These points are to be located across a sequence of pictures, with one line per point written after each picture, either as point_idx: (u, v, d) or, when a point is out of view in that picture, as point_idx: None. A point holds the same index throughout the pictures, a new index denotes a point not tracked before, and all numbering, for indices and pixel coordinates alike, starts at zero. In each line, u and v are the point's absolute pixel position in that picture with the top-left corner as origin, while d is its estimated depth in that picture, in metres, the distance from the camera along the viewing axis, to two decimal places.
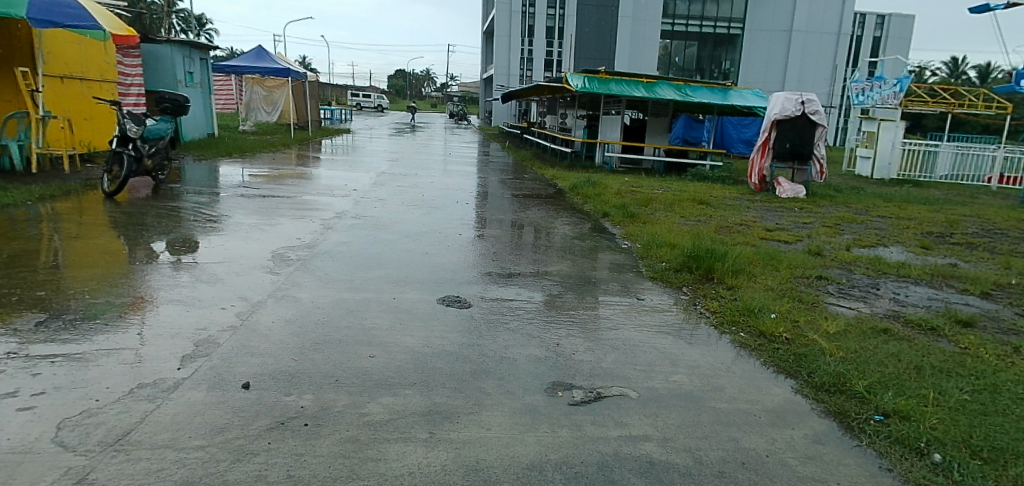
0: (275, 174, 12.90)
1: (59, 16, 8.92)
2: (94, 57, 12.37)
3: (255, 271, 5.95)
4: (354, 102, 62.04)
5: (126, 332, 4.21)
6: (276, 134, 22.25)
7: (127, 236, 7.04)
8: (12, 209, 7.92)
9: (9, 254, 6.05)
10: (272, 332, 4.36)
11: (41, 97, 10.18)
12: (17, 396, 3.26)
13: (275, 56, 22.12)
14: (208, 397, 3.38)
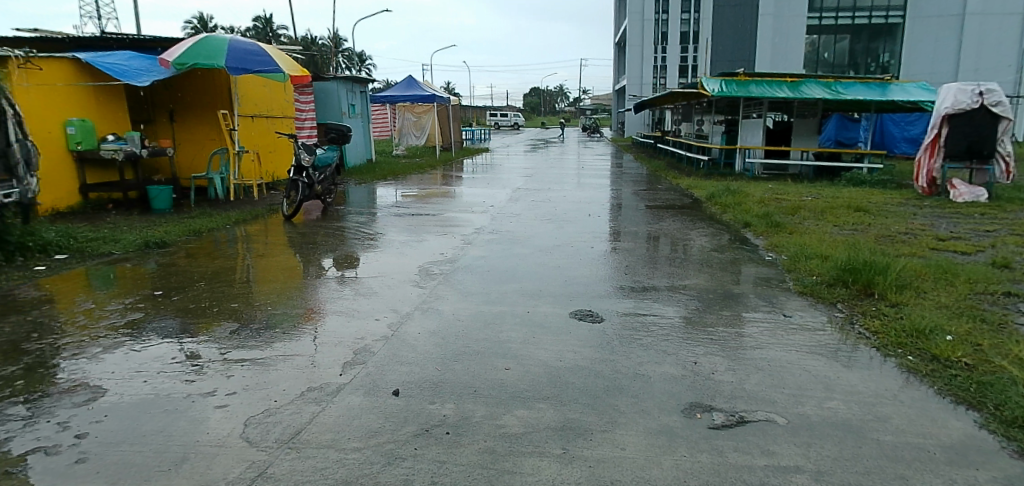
0: (422, 193, 13.64)
1: (251, 63, 10.19)
2: (277, 97, 13.94)
3: (404, 284, 6.30)
4: (491, 121, 64.12)
5: (300, 340, 4.62)
6: (421, 156, 23.63)
7: (302, 254, 7.79)
8: (216, 232, 9.03)
9: (213, 270, 6.91)
10: (418, 342, 4.57)
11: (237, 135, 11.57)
12: (215, 396, 3.66)
13: (423, 83, 23.54)
14: (364, 402, 3.59)
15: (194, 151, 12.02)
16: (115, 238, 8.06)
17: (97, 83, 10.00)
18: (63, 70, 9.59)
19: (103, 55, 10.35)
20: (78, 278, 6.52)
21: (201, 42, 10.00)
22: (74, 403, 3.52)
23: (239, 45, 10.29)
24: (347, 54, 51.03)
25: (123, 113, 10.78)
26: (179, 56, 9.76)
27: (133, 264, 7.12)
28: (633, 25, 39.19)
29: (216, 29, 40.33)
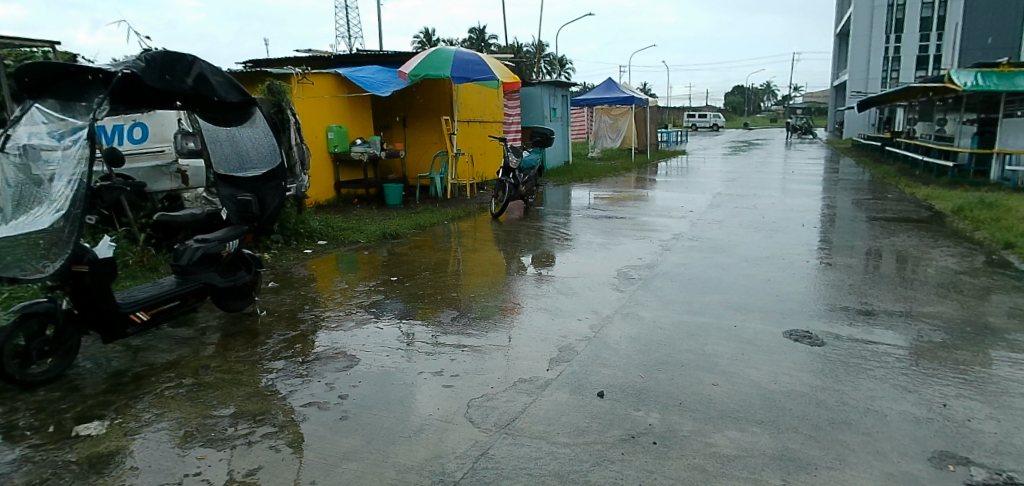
0: (618, 196, 13.65)
1: (472, 72, 11.00)
2: (489, 103, 14.87)
3: (604, 287, 6.36)
4: (688, 122, 61.61)
5: (509, 332, 4.91)
6: (618, 158, 23.57)
7: (506, 250, 8.25)
8: (435, 227, 9.91)
9: (431, 261, 7.62)
10: (620, 347, 4.59)
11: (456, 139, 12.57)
12: (441, 375, 4.03)
13: (623, 86, 23.43)
14: (571, 399, 3.71)
15: (420, 153, 13.30)
16: (360, 229, 9.21)
17: (351, 94, 11.52)
18: (328, 83, 11.21)
19: (355, 69, 11.89)
20: (328, 262, 7.55)
21: (431, 54, 11.03)
22: (337, 368, 4.11)
23: (462, 56, 11.18)
24: (549, 59, 52.40)
25: (367, 119, 12.28)
26: (414, 67, 10.85)
27: (369, 252, 8.09)
28: (859, 13, 35.52)
29: (436, 40, 43.89)
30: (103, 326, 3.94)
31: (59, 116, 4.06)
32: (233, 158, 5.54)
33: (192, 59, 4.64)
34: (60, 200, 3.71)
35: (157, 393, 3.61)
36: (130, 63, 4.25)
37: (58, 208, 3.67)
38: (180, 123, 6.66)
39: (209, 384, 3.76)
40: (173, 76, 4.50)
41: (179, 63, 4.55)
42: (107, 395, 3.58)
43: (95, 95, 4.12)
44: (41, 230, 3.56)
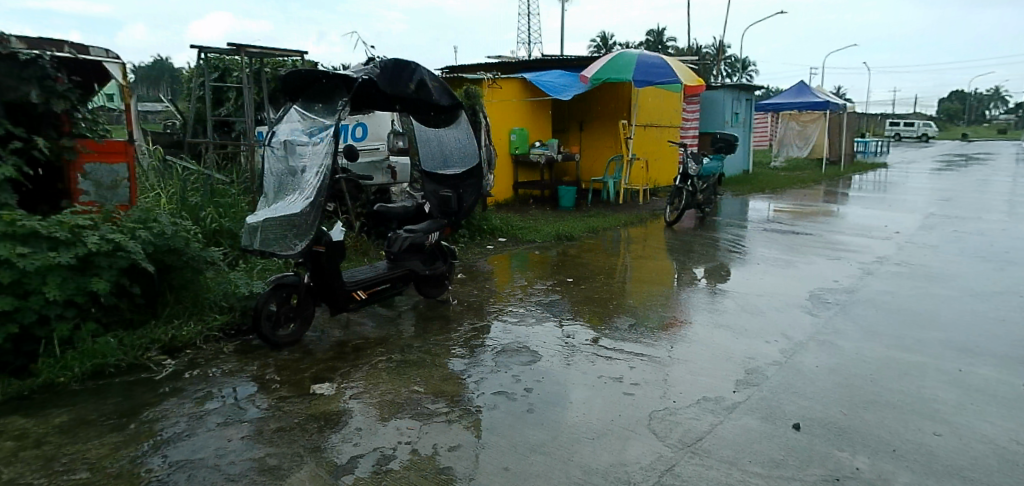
0: (804, 210, 12.63)
1: (654, 75, 10.79)
2: (667, 106, 14.49)
3: (795, 309, 5.91)
4: (893, 132, 55.04)
5: (690, 346, 4.76)
6: (806, 169, 21.74)
7: (680, 260, 8.01)
8: (605, 231, 9.90)
9: (603, 265, 7.63)
10: (817, 377, 4.24)
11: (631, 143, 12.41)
12: (621, 382, 4.02)
13: (817, 90, 21.54)
14: (763, 427, 3.49)
15: (595, 157, 13.34)
16: (536, 229, 9.49)
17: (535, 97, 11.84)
18: (514, 88, 11.64)
19: (539, 73, 12.20)
20: (504, 259, 7.87)
21: (615, 57, 10.98)
22: (521, 362, 4.28)
23: (645, 59, 11.03)
24: (733, 61, 49.81)
25: (546, 122, 12.58)
26: (596, 71, 10.90)
27: (539, 252, 8.29)
28: None
29: (612, 44, 43.36)
30: (331, 299, 4.54)
31: (309, 117, 4.75)
32: (438, 157, 5.88)
33: (415, 65, 5.08)
34: (310, 189, 4.30)
35: (372, 365, 4.05)
36: (367, 70, 4.78)
37: (307, 196, 4.26)
38: (392, 124, 7.39)
39: (411, 362, 4.12)
40: (399, 81, 4.97)
41: (405, 70, 5.01)
42: (333, 361, 4.09)
43: (339, 99, 4.73)
44: (295, 214, 4.16)
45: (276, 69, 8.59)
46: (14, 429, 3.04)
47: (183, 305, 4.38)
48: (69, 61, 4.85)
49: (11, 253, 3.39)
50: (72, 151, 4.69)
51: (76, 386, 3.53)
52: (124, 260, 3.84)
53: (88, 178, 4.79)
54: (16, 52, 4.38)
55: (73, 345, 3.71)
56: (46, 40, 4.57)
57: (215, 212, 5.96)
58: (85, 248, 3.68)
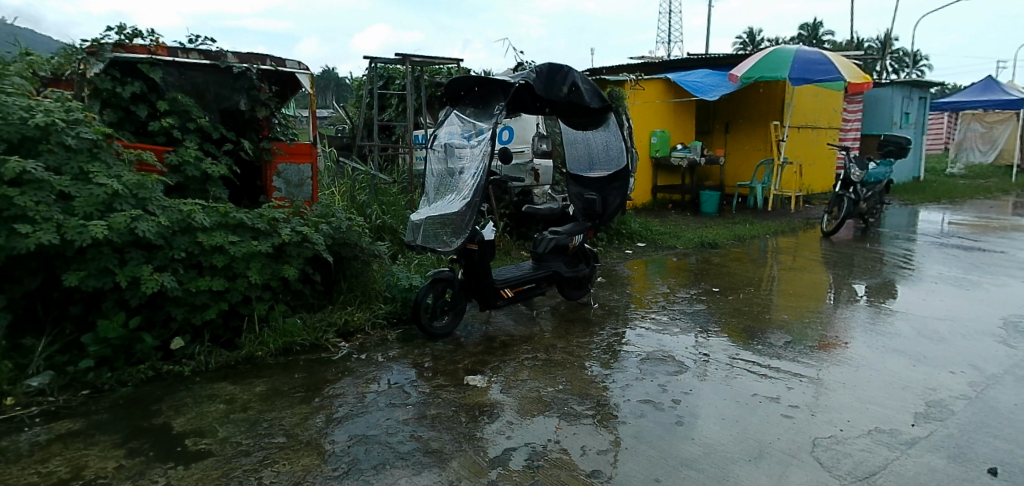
0: (991, 224, 11.17)
1: (813, 73, 10.06)
2: (826, 106, 13.44)
3: (984, 337, 5.25)
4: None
5: (856, 370, 4.40)
6: (993, 177, 19.18)
7: (838, 274, 7.42)
8: (753, 239, 9.40)
9: (750, 275, 7.26)
10: (1017, 418, 3.74)
11: (784, 146, 11.64)
12: (780, 403, 3.81)
13: (1010, 87, 18.94)
14: (951, 468, 3.14)
15: (742, 160, 12.70)
16: (679, 235, 9.22)
17: (680, 98, 11.51)
18: (658, 89, 11.43)
19: (685, 73, 11.85)
20: (642, 264, 7.73)
21: (769, 54, 10.38)
22: (669, 372, 4.21)
23: (804, 55, 10.32)
24: (903, 56, 45.19)
25: (691, 124, 12.18)
26: (748, 69, 10.31)
27: (678, 258, 8.07)
28: None
29: (761, 40, 41.11)
30: (481, 295, 4.75)
31: (469, 120, 4.99)
32: (584, 159, 5.85)
33: (568, 69, 5.16)
34: (467, 189, 4.54)
35: (519, 361, 4.19)
36: (523, 74, 4.95)
37: (465, 196, 4.50)
38: (537, 128, 7.44)
39: (557, 362, 4.20)
40: (552, 85, 5.08)
41: (558, 73, 5.11)
42: (483, 355, 4.28)
43: (496, 104, 4.96)
44: (454, 213, 4.41)
45: (433, 76, 9.11)
46: (225, 394, 3.51)
47: (354, 294, 4.79)
48: (269, 72, 5.41)
49: (224, 241, 3.93)
50: (269, 153, 5.35)
51: (270, 361, 4.01)
52: (310, 250, 4.29)
53: (281, 177, 5.42)
54: (230, 66, 5.13)
55: (268, 324, 4.18)
56: (252, 55, 5.25)
57: (379, 210, 6.46)
58: (280, 238, 4.18)
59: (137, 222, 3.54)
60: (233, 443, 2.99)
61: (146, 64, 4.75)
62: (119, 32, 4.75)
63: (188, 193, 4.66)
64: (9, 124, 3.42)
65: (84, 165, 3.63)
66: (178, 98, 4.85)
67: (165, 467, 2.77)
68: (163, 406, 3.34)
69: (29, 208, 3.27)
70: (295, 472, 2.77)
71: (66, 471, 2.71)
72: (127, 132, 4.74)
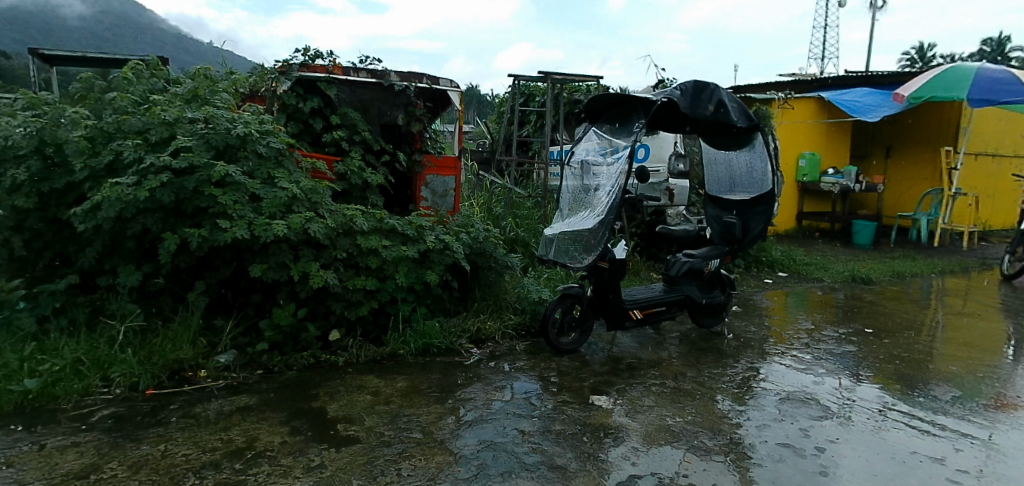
0: None
1: (998, 93, 8.97)
2: (1012, 131, 11.93)
3: None
4: None
5: None
6: None
7: (1017, 324, 6.54)
8: (914, 277, 8.54)
9: (909, 317, 6.61)
10: None
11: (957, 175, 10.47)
12: (945, 466, 3.41)
13: None
14: None
15: (904, 189, 11.59)
16: (826, 267, 8.61)
17: (834, 119, 10.75)
18: (809, 109, 10.77)
19: (841, 92, 11.04)
20: (782, 295, 7.30)
21: (943, 72, 9.41)
22: (812, 416, 3.92)
23: (986, 73, 9.25)
24: None
25: (845, 147, 11.32)
26: (915, 88, 9.39)
27: (823, 292, 7.53)
28: None
29: (932, 57, 37.43)
30: (609, 315, 4.74)
31: (607, 137, 4.93)
32: (725, 180, 5.61)
33: (715, 87, 4.94)
34: (601, 207, 4.55)
35: (646, 386, 4.13)
36: (666, 92, 4.76)
37: (599, 214, 4.52)
38: (675, 146, 7.14)
39: (687, 391, 4.09)
40: (697, 102, 4.86)
41: (705, 91, 4.89)
42: (610, 375, 4.27)
43: (636, 121, 4.78)
44: (586, 229, 4.47)
45: (573, 93, 9.25)
46: (372, 386, 3.79)
47: (487, 302, 4.98)
48: (425, 90, 5.83)
49: (378, 244, 4.26)
50: (419, 165, 5.80)
51: (410, 359, 4.28)
52: (450, 258, 4.52)
53: (428, 187, 5.85)
54: (392, 84, 5.57)
55: (410, 324, 4.46)
56: (412, 74, 5.66)
57: (513, 223, 6.67)
58: (425, 244, 4.45)
59: (310, 223, 3.93)
60: (377, 433, 3.23)
61: (324, 82, 5.28)
62: (304, 53, 5.31)
63: (351, 199, 5.12)
64: (217, 133, 3.90)
65: (271, 171, 4.10)
66: (348, 113, 5.39)
67: (320, 447, 3.05)
68: (320, 391, 3.68)
69: (228, 207, 3.75)
70: (430, 468, 2.93)
71: (242, 441, 3.07)
72: (305, 143, 5.30)
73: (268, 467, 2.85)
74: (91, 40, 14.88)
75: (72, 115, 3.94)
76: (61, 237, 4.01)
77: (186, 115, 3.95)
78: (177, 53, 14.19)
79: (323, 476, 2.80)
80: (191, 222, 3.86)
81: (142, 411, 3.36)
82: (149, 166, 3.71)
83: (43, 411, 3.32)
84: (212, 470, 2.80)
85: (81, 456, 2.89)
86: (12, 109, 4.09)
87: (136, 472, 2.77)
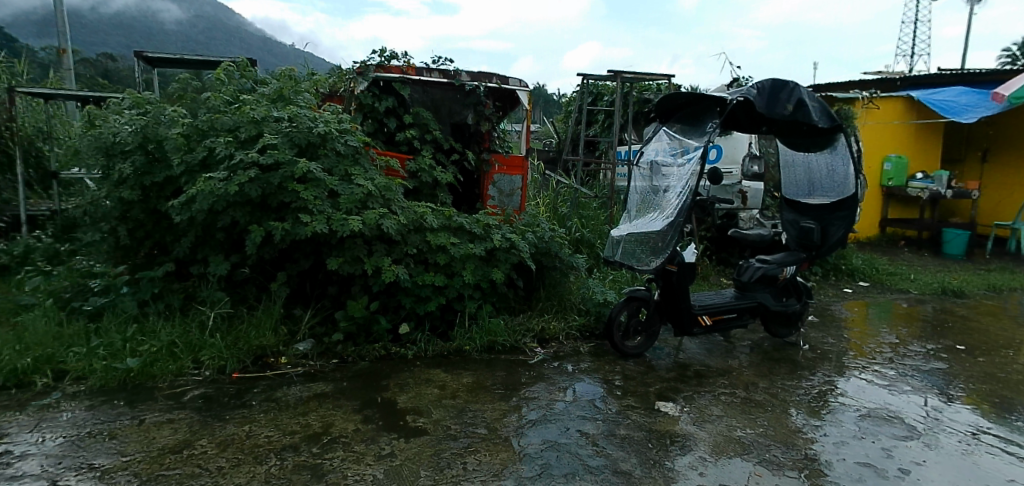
0: None
1: None
2: None
3: None
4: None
5: None
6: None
7: None
8: (1012, 292, 7.94)
9: (1006, 335, 6.15)
10: None
11: None
12: None
13: None
14: None
15: (1002, 195, 10.81)
16: (912, 277, 8.14)
17: (924, 120, 10.13)
18: (896, 109, 10.20)
19: (933, 91, 10.38)
20: (863, 306, 6.96)
21: None
22: (896, 435, 3.68)
23: None
24: None
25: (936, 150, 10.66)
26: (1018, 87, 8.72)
27: (908, 305, 7.12)
28: None
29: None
30: (677, 321, 4.63)
31: (678, 137, 4.84)
32: (803, 183, 5.37)
33: (795, 84, 4.71)
34: (670, 208, 4.45)
35: (715, 395, 4.03)
36: (743, 90, 4.60)
37: (668, 216, 4.42)
38: (749, 147, 6.93)
39: (758, 402, 3.97)
40: (775, 101, 4.68)
41: (783, 89, 4.70)
42: (676, 382, 4.20)
43: (709, 122, 4.66)
44: (655, 231, 4.38)
45: (643, 92, 9.13)
46: (439, 380, 3.87)
47: (551, 302, 4.98)
48: (494, 90, 5.91)
49: (447, 241, 4.35)
50: (487, 164, 5.84)
51: (476, 355, 4.34)
52: (516, 256, 4.56)
53: (495, 186, 5.87)
54: (463, 84, 5.68)
55: (477, 321, 4.52)
56: (482, 74, 5.74)
57: (579, 223, 6.64)
58: (492, 243, 4.50)
59: (384, 219, 4.05)
60: (444, 426, 3.29)
61: (399, 82, 5.43)
62: (381, 54, 5.47)
63: (421, 196, 5.23)
64: (300, 131, 4.08)
65: (348, 168, 4.24)
66: (421, 113, 5.52)
67: (390, 437, 3.14)
68: (390, 382, 3.79)
69: (309, 202, 3.91)
70: (495, 464, 2.97)
71: (318, 426, 3.20)
72: (380, 141, 5.46)
73: (342, 453, 2.96)
74: (185, 44, 15.85)
75: (172, 114, 4.22)
76: (159, 227, 4.31)
77: (272, 114, 4.15)
78: (262, 56, 14.88)
79: (392, 465, 2.88)
80: (275, 215, 4.06)
81: (229, 393, 3.56)
82: (238, 162, 3.92)
83: (142, 388, 3.58)
84: (291, 453, 2.94)
85: (175, 432, 3.10)
86: (118, 108, 4.42)
87: (223, 450, 2.94)
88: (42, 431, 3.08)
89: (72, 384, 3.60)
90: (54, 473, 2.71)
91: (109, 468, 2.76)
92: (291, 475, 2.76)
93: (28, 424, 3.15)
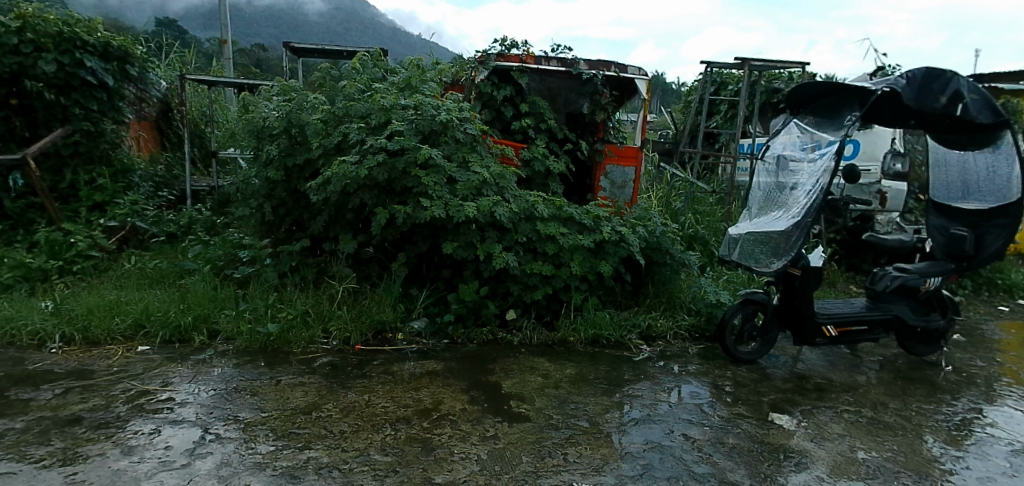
0: None
1: None
2: None
3: None
4: None
5: None
6: None
7: None
8: None
9: None
10: None
11: None
12: None
13: None
14: None
15: None
16: None
17: None
18: None
19: None
20: (1019, 328, 6.23)
21: None
22: None
23: None
24: None
25: None
26: None
27: None
28: None
29: None
30: (798, 329, 4.40)
31: (810, 130, 4.54)
32: (956, 185, 4.82)
33: (953, 75, 4.31)
34: (798, 207, 4.20)
35: (837, 412, 3.80)
36: (890, 80, 4.26)
37: (794, 215, 4.18)
38: (892, 143, 6.36)
39: (888, 424, 3.69)
40: (927, 94, 4.31)
41: (938, 80, 4.31)
42: (793, 394, 4.00)
43: (848, 114, 4.35)
44: (778, 231, 4.16)
45: (771, 82, 8.65)
46: (543, 369, 3.93)
47: (660, 300, 4.89)
48: (611, 78, 5.81)
49: (556, 231, 4.39)
50: (600, 155, 5.83)
51: (580, 347, 4.36)
52: (625, 250, 4.52)
53: (607, 178, 5.85)
54: (580, 73, 5.63)
55: (583, 313, 4.53)
56: (600, 62, 5.66)
57: (693, 219, 6.44)
58: (601, 235, 4.49)
59: (497, 207, 4.16)
60: (546, 415, 3.35)
61: (517, 71, 5.48)
62: (502, 44, 5.57)
63: (534, 185, 5.31)
64: (424, 119, 4.26)
65: (466, 155, 4.37)
66: (537, 102, 5.57)
67: (495, 420, 3.25)
68: (496, 366, 3.90)
69: (430, 188, 4.09)
70: (596, 459, 2.99)
71: (429, 402, 3.37)
72: (497, 130, 5.59)
73: (450, 430, 3.10)
74: (326, 35, 16.98)
75: (313, 100, 4.54)
76: (298, 206, 4.67)
77: (400, 101, 4.36)
78: (392, 45, 15.62)
79: (496, 448, 2.98)
80: (398, 199, 4.28)
81: (352, 363, 3.82)
82: (368, 146, 4.17)
83: (279, 352, 3.93)
84: (404, 425, 3.12)
85: (305, 394, 3.37)
86: (268, 95, 4.83)
87: (346, 415, 3.16)
88: (198, 382, 3.47)
89: (222, 343, 4.03)
90: (206, 421, 3.05)
91: (250, 421, 3.06)
92: (404, 446, 2.93)
93: (188, 375, 3.56)
